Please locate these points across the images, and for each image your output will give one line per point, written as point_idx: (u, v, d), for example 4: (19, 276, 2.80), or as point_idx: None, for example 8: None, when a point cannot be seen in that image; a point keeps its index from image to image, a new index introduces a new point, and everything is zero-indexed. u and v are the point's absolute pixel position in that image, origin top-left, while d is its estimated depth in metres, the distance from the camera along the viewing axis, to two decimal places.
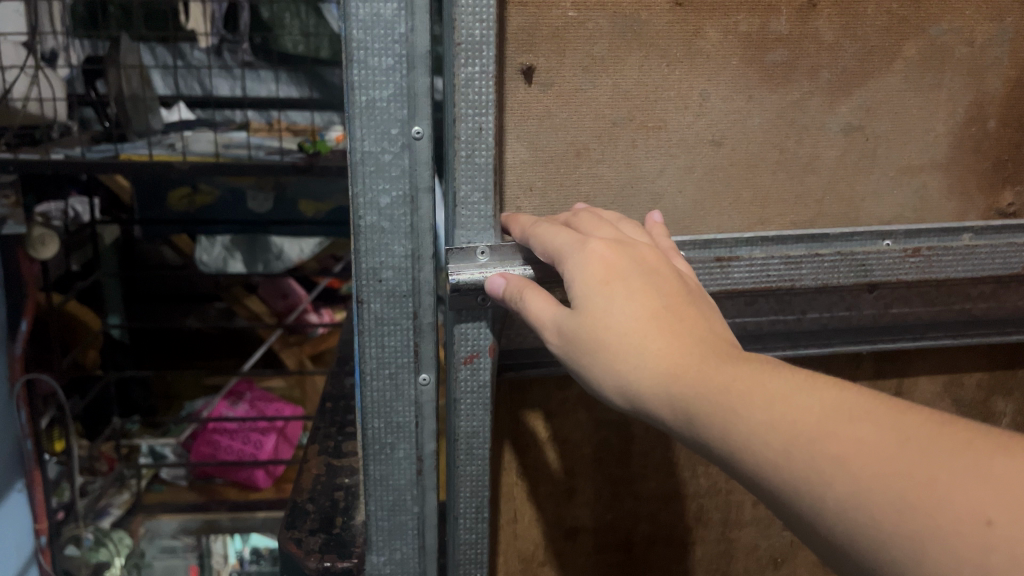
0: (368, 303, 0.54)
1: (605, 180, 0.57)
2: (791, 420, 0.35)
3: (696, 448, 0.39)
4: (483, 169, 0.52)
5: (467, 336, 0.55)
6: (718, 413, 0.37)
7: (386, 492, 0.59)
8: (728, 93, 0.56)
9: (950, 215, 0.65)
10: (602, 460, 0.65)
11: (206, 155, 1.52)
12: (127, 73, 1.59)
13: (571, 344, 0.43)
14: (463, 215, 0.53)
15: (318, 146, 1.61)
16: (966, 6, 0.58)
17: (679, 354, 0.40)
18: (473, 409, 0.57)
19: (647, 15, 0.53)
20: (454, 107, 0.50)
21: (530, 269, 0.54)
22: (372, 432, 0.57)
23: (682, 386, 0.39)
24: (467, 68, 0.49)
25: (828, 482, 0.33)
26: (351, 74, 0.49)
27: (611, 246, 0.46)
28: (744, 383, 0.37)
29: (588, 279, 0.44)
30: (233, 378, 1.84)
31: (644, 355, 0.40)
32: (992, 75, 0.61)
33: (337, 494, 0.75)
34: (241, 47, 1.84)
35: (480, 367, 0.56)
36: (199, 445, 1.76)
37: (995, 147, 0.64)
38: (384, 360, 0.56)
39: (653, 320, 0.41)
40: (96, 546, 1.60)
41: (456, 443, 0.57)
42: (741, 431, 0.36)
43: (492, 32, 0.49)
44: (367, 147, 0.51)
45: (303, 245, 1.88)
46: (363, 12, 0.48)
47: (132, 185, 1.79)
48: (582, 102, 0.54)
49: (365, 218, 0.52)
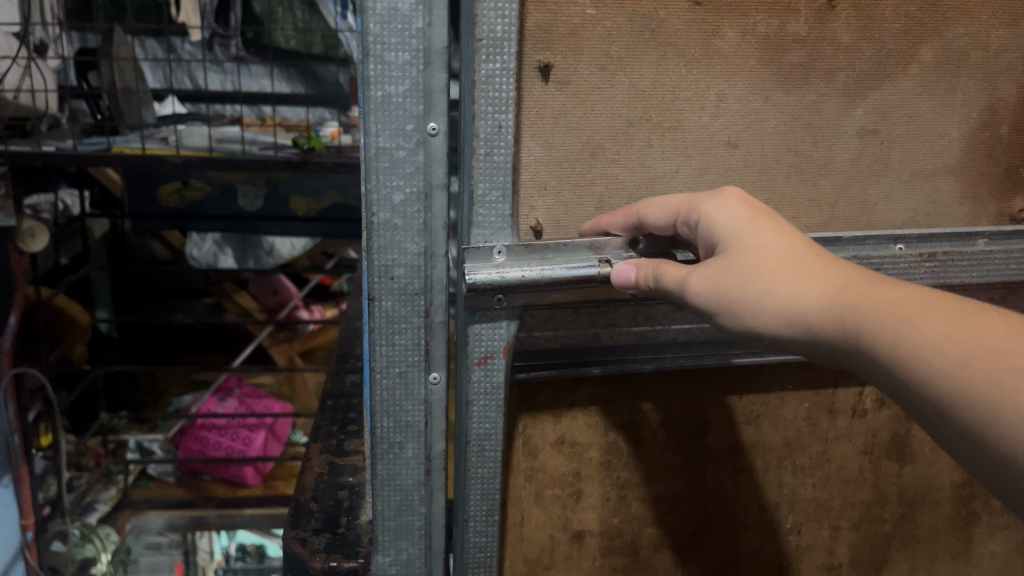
0: (380, 300, 0.54)
1: (619, 180, 0.56)
2: (969, 336, 0.38)
3: (856, 364, 0.42)
4: (501, 168, 0.51)
5: (482, 336, 0.55)
6: (890, 327, 0.40)
7: (394, 492, 0.59)
8: (744, 94, 0.56)
9: (962, 220, 0.65)
10: (610, 464, 0.64)
11: (200, 149, 1.52)
12: (120, 65, 1.56)
13: (720, 277, 0.45)
14: (480, 214, 0.52)
15: (314, 141, 1.59)
16: (982, 10, 0.59)
17: (837, 280, 0.43)
18: (486, 411, 0.56)
19: (665, 14, 0.52)
20: (474, 104, 0.50)
21: (546, 270, 0.53)
22: (381, 431, 0.57)
23: (848, 304, 0.42)
24: (488, 64, 0.49)
25: (1011, 397, 0.36)
26: (366, 68, 0.48)
27: (751, 195, 0.50)
28: (913, 303, 0.40)
29: (735, 219, 0.48)
30: (222, 373, 1.84)
31: (803, 280, 0.43)
32: (1006, 80, 0.61)
33: (341, 493, 0.75)
34: (232, 42, 1.82)
35: (494, 369, 0.56)
36: (188, 441, 1.76)
37: (1008, 153, 0.64)
38: (394, 359, 0.55)
39: (804, 252, 0.45)
40: (82, 542, 1.57)
41: (468, 446, 0.57)
42: (914, 342, 0.39)
43: (514, 28, 0.48)
44: (382, 143, 0.50)
45: (295, 241, 1.91)
46: (380, 6, 0.47)
47: (122, 179, 1.80)
48: (598, 100, 0.53)
49: (378, 215, 0.51)
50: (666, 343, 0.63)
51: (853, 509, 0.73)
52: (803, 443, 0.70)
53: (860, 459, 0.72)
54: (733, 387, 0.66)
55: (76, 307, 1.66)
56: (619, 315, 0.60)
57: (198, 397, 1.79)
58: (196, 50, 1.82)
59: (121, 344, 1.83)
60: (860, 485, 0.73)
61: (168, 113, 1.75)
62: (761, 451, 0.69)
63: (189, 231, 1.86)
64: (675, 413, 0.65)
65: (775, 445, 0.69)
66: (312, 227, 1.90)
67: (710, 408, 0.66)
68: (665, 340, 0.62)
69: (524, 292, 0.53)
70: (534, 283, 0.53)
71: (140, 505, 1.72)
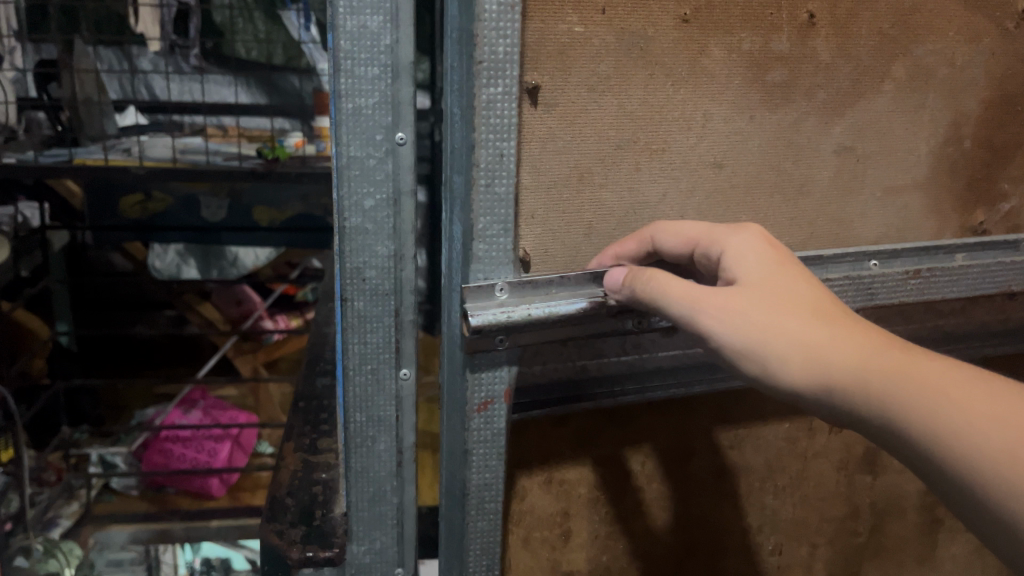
0: (352, 301, 0.52)
1: (608, 207, 0.53)
2: (1008, 421, 0.36)
3: (880, 437, 0.40)
4: (502, 200, 0.49)
5: (481, 382, 0.52)
6: (925, 405, 0.38)
7: (367, 483, 0.57)
8: (730, 114, 0.54)
9: (929, 234, 0.66)
10: (597, 500, 0.61)
11: (164, 160, 1.47)
12: (80, 76, 1.54)
13: (745, 314, 0.42)
14: (480, 248, 0.49)
15: (278, 151, 1.55)
16: (949, 28, 0.59)
17: (864, 338, 0.41)
18: (487, 459, 0.53)
19: (653, 31, 0.50)
20: (474, 132, 0.47)
21: (553, 308, 0.51)
22: (355, 426, 0.55)
23: (876, 371, 0.39)
24: (489, 89, 0.46)
25: None
26: (337, 82, 0.46)
27: (769, 237, 0.48)
28: (945, 377, 0.38)
29: (759, 259, 0.46)
30: (188, 385, 1.75)
31: (831, 331, 0.41)
32: (969, 95, 0.62)
33: (315, 488, 0.71)
34: (192, 52, 1.74)
35: (493, 415, 0.53)
36: (152, 454, 1.63)
37: (969, 167, 0.65)
38: (367, 356, 0.53)
39: (828, 302, 0.43)
40: (45, 557, 1.43)
41: (467, 498, 0.54)
42: (950, 422, 0.37)
43: (516, 49, 0.46)
44: (353, 152, 0.48)
45: (259, 252, 1.86)
46: (350, 23, 0.45)
47: (84, 192, 1.71)
48: (587, 123, 0.50)
49: (349, 220, 0.49)
50: (655, 371, 0.60)
51: (828, 524, 0.73)
52: (783, 463, 0.69)
53: (837, 474, 0.71)
54: (718, 414, 0.64)
55: (36, 320, 1.60)
56: (607, 346, 0.57)
57: (162, 409, 1.71)
58: (156, 61, 1.73)
59: (81, 357, 1.75)
60: (835, 499, 0.72)
61: (130, 123, 1.71)
62: (745, 476, 0.67)
63: (153, 242, 1.80)
64: (662, 442, 0.63)
65: (758, 467, 0.68)
66: (277, 237, 1.85)
67: (695, 435, 0.64)
68: (654, 367, 0.59)
69: (527, 329, 0.51)
70: (543, 322, 0.51)
71: (103, 519, 1.54)
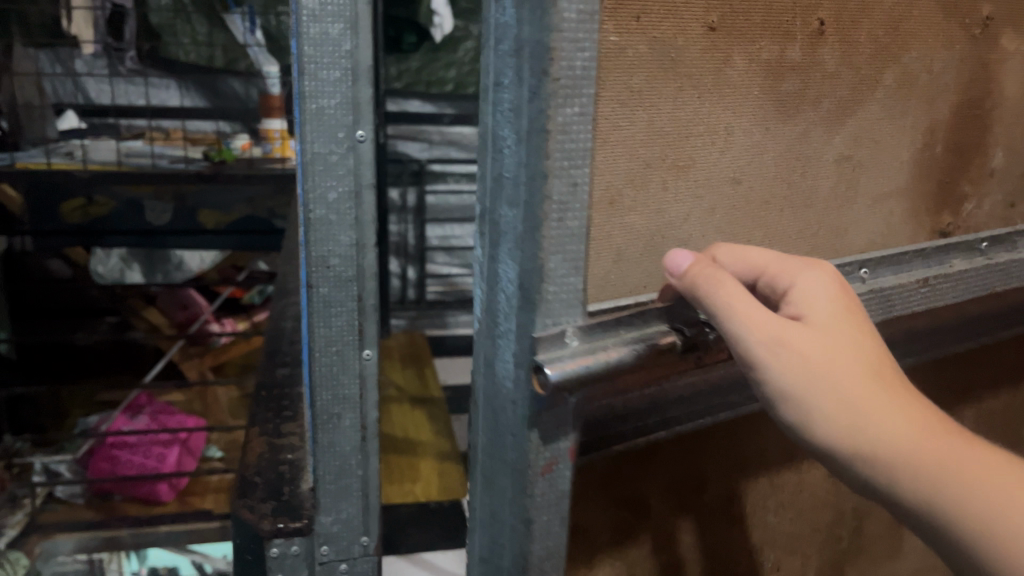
0: (317, 287, 0.64)
1: (637, 230, 0.49)
2: None
3: (910, 519, 0.39)
4: (574, 235, 0.45)
5: (545, 444, 0.47)
6: (972, 502, 0.36)
7: (333, 457, 0.70)
8: (750, 126, 0.52)
9: (907, 240, 0.64)
10: (619, 542, 0.57)
11: (106, 162, 1.57)
12: (18, 79, 1.67)
13: (810, 356, 0.40)
14: (550, 290, 0.45)
15: (224, 154, 1.68)
16: (929, 33, 0.58)
17: (917, 416, 0.39)
18: (549, 525, 0.49)
19: (683, 41, 0.46)
20: (547, 160, 0.42)
21: (622, 353, 0.47)
22: (321, 403, 0.68)
23: (924, 453, 0.38)
24: (565, 110, 0.42)
25: None
26: (302, 85, 0.59)
27: (841, 280, 0.45)
28: (1001, 476, 0.36)
29: (829, 301, 0.43)
30: (132, 391, 1.63)
31: (884, 396, 0.40)
32: (941, 101, 0.61)
33: (281, 467, 0.82)
34: (127, 55, 1.77)
35: (558, 476, 0.49)
36: (97, 461, 1.51)
37: (939, 171, 0.64)
38: (331, 339, 0.66)
39: (888, 363, 0.41)
40: None
41: (528, 569, 0.50)
42: (996, 525, 0.35)
43: (592, 64, 0.42)
44: (316, 149, 0.61)
45: (205, 255, 1.92)
46: (313, 31, 0.57)
47: (23, 198, 1.75)
48: (619, 140, 0.46)
49: (315, 211, 0.62)
50: (673, 400, 0.57)
51: (818, 533, 0.71)
52: (782, 479, 0.66)
53: (827, 483, 0.70)
54: (728, 439, 0.61)
55: None
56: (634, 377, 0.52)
57: (107, 415, 1.59)
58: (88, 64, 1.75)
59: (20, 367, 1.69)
60: (824, 507, 0.71)
61: (68, 128, 1.75)
62: (750, 496, 0.65)
63: (94, 247, 1.84)
64: (677, 475, 0.59)
65: (762, 487, 0.65)
66: (232, 239, 1.92)
67: (707, 463, 0.61)
68: (673, 397, 0.56)
69: (596, 380, 0.47)
70: (613, 370, 0.47)
71: (49, 527, 1.44)
